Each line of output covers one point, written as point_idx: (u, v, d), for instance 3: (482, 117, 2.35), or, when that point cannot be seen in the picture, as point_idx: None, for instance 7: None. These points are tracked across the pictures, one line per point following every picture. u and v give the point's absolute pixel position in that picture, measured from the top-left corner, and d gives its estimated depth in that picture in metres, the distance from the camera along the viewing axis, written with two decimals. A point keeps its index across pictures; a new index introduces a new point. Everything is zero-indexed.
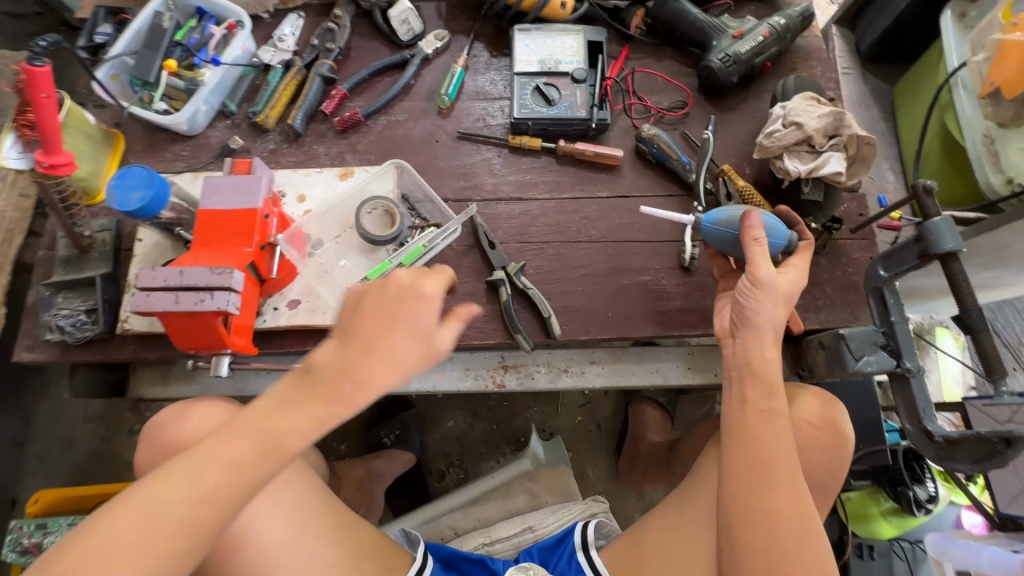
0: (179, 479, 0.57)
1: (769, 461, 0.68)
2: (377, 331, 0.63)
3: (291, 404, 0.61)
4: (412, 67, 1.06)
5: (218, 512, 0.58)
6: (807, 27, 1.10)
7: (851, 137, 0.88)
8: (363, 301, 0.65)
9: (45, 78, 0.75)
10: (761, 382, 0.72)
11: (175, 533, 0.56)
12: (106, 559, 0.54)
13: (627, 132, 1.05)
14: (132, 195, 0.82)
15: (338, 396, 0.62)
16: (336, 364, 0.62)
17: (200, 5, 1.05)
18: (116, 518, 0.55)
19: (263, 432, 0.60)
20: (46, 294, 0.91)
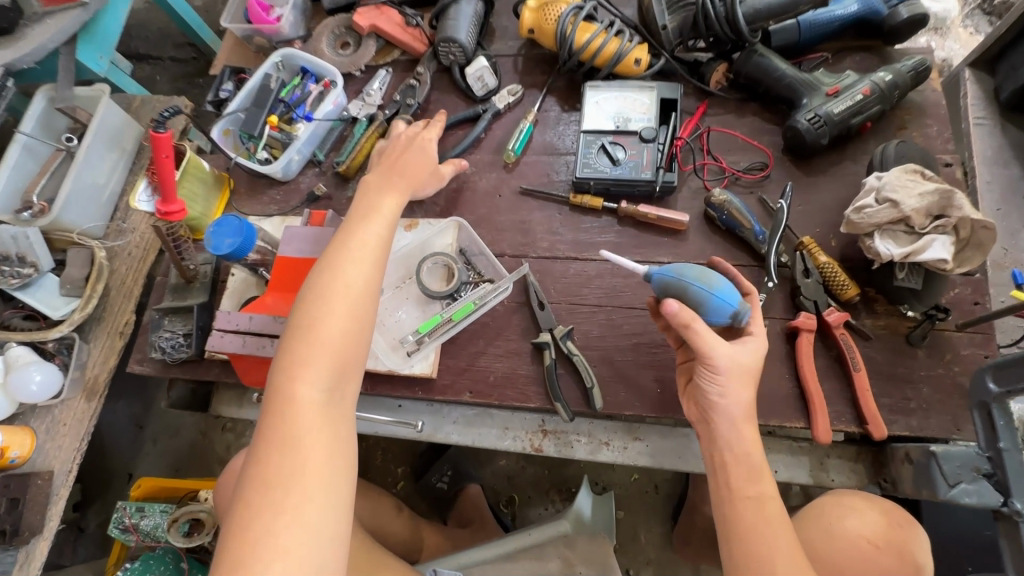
0: (342, 247, 0.73)
1: (773, 556, 0.66)
2: (407, 152, 0.88)
3: (381, 188, 0.81)
4: (485, 121, 1.09)
5: (378, 261, 0.73)
6: (923, 81, 0.97)
7: (960, 221, 0.76)
8: (385, 147, 0.90)
9: (166, 143, 0.88)
10: (744, 473, 0.72)
11: (357, 276, 0.71)
12: (321, 306, 0.68)
13: (696, 193, 0.99)
14: (224, 240, 0.93)
15: (404, 186, 0.84)
16: (391, 173, 0.85)
17: (304, 65, 1.17)
18: (313, 284, 0.70)
19: (376, 210, 0.78)
20: (157, 316, 1.06)
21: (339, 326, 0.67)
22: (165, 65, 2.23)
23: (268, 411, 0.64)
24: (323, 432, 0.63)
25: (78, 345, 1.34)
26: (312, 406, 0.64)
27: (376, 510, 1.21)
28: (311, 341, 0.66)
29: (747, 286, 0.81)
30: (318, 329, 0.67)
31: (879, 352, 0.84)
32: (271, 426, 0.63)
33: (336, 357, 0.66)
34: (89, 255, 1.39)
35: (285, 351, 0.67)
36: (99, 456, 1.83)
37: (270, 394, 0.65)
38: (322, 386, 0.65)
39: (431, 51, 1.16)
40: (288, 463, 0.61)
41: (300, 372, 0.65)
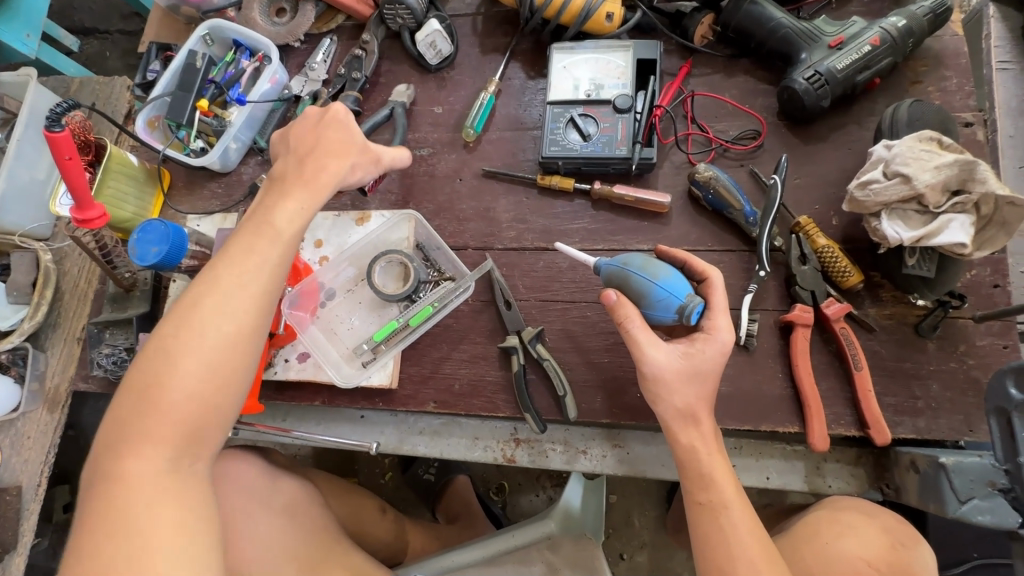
0: (209, 282, 0.64)
1: (726, 563, 0.64)
2: (321, 136, 0.75)
3: (275, 200, 0.70)
4: (383, 113, 0.96)
5: (250, 301, 0.64)
6: (941, 25, 0.83)
7: (982, 198, 0.65)
8: (296, 127, 0.76)
9: (65, 142, 0.76)
10: (693, 478, 0.68)
11: (222, 325, 0.62)
12: (172, 359, 0.60)
13: (680, 169, 0.87)
14: (150, 249, 0.83)
15: (309, 189, 0.71)
16: (302, 174, 0.72)
17: (235, 37, 1.03)
18: (166, 330, 0.62)
19: (262, 230, 0.68)
20: (95, 330, 0.97)
21: (188, 385, 0.60)
22: (114, 38, 2.01)
23: (105, 479, 0.58)
24: (168, 505, 0.58)
25: (32, 355, 1.18)
26: (154, 477, 0.58)
27: (356, 513, 1.12)
28: (155, 404, 0.59)
29: (701, 265, 0.72)
30: (164, 390, 0.59)
31: (883, 346, 0.75)
32: (106, 497, 0.57)
33: (182, 425, 0.60)
34: (33, 259, 1.21)
35: (127, 410, 0.60)
36: (83, 458, 1.71)
37: (106, 459, 0.59)
38: (166, 454, 0.59)
39: (377, 14, 1.02)
40: (119, 543, 0.55)
41: (143, 438, 0.59)
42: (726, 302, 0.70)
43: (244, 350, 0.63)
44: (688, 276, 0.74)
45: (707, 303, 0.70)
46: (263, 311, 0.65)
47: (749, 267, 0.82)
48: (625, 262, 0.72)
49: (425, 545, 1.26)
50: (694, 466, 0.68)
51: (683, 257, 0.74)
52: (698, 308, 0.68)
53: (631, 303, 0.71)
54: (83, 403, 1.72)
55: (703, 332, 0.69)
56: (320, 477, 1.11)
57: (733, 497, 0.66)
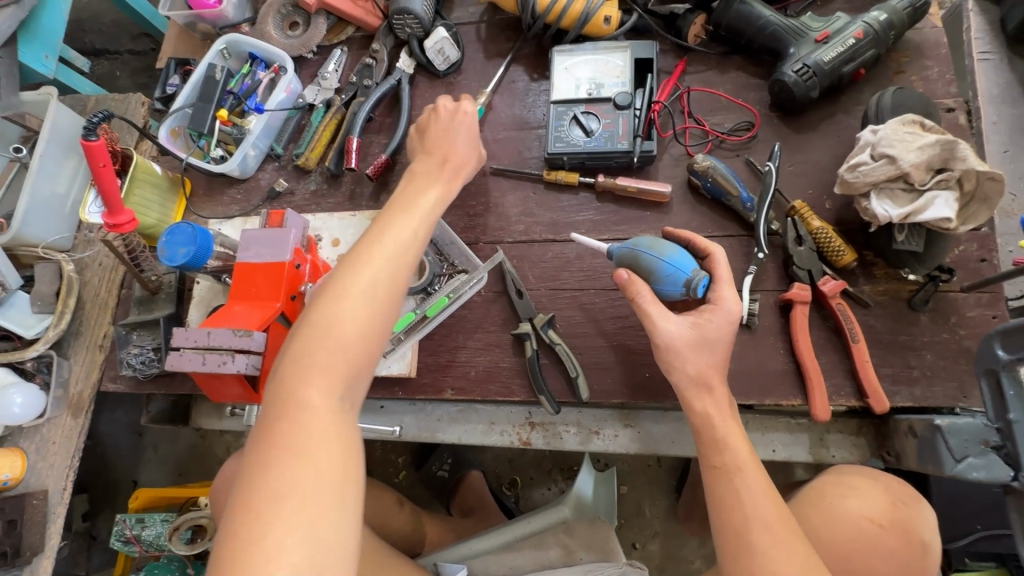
0: (374, 237, 0.68)
1: (742, 523, 0.66)
2: (451, 134, 0.82)
3: (420, 184, 0.76)
4: (387, 82, 1.04)
5: (410, 260, 0.68)
6: (921, 18, 0.88)
7: (965, 174, 0.70)
8: (427, 126, 0.85)
9: (100, 151, 0.81)
10: (708, 443, 0.72)
11: (386, 276, 0.66)
12: (344, 302, 0.63)
13: (679, 161, 0.92)
14: (180, 249, 0.88)
15: (447, 181, 0.78)
16: (443, 164, 0.79)
17: (251, 50, 1.09)
18: (335, 277, 0.65)
19: (413, 203, 0.73)
20: (123, 331, 1.02)
21: (357, 327, 0.63)
22: (124, 59, 2.08)
23: (276, 410, 0.60)
24: (334, 438, 0.59)
25: (57, 362, 1.22)
26: (324, 410, 0.60)
27: (376, 507, 1.15)
28: (328, 340, 0.62)
29: (704, 243, 0.77)
30: (335, 329, 0.62)
31: (878, 320, 0.79)
32: (278, 426, 0.58)
33: (349, 363, 0.62)
34: (56, 269, 1.25)
35: (299, 345, 0.62)
36: (102, 466, 1.74)
37: (278, 390, 0.61)
38: (334, 391, 0.61)
39: (386, 25, 1.07)
40: (292, 467, 0.56)
41: (315, 373, 0.61)
42: (730, 274, 0.75)
43: (400, 303, 0.67)
44: (693, 253, 0.78)
45: (712, 276, 0.75)
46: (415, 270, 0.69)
47: (748, 251, 0.86)
48: (635, 245, 0.77)
49: (441, 538, 1.29)
50: (711, 431, 0.72)
51: (689, 237, 0.78)
52: (703, 282, 0.74)
53: (642, 280, 0.76)
54: (101, 413, 1.75)
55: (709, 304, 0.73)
56: None
57: (748, 463, 0.70)
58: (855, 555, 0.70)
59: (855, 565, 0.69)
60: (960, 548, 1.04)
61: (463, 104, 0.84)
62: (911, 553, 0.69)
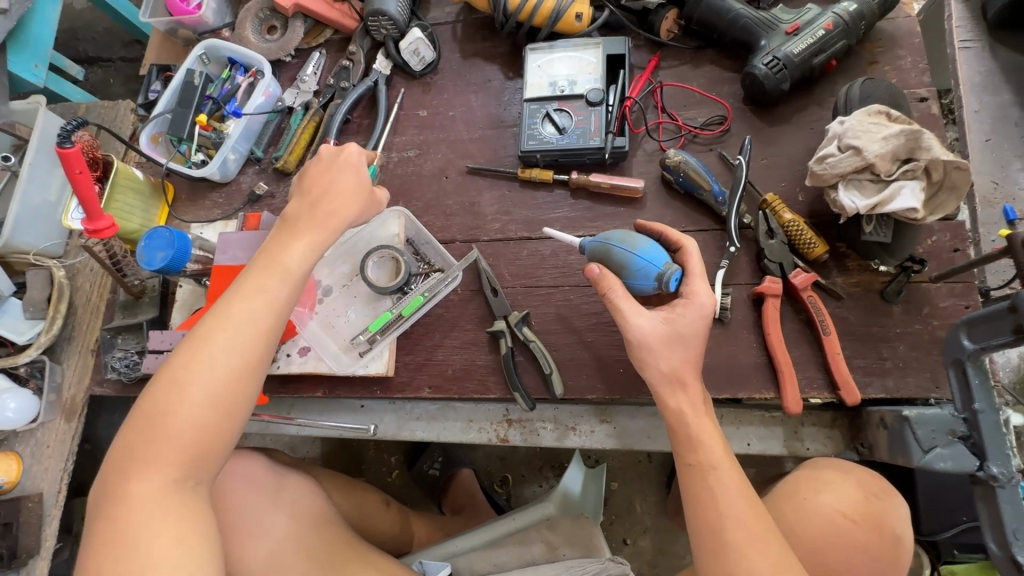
0: (218, 314, 0.66)
1: (717, 520, 0.66)
2: (336, 180, 0.76)
3: (284, 240, 0.73)
4: (363, 83, 1.04)
5: (256, 335, 0.66)
6: (892, 7, 0.88)
7: (930, 164, 0.69)
8: (308, 170, 0.78)
9: (75, 158, 0.82)
10: (682, 440, 0.72)
11: (228, 354, 0.64)
12: (177, 389, 0.62)
13: (652, 157, 0.92)
14: (157, 254, 0.89)
15: (320, 230, 0.73)
16: (313, 214, 0.74)
17: (230, 55, 1.09)
18: (171, 362, 0.64)
19: (272, 265, 0.70)
20: (108, 335, 1.03)
21: (195, 411, 0.62)
22: (117, 66, 2.10)
23: (107, 504, 0.60)
24: (167, 526, 0.59)
25: (49, 367, 1.23)
26: (155, 503, 0.60)
27: (361, 506, 1.16)
28: (162, 426, 0.61)
29: (676, 236, 0.77)
30: (170, 414, 0.61)
31: (851, 312, 0.79)
32: (109, 520, 0.59)
33: (188, 448, 0.62)
34: (47, 275, 1.26)
35: (136, 432, 0.62)
36: (100, 469, 1.75)
37: (113, 481, 0.61)
38: (166, 481, 0.61)
39: (362, 27, 1.08)
40: (120, 566, 0.56)
41: (145, 465, 0.61)
42: (702, 267, 0.74)
43: (248, 377, 0.65)
44: (665, 247, 0.78)
45: (685, 270, 0.75)
46: (268, 340, 0.68)
47: (722, 245, 0.86)
48: (608, 238, 0.77)
49: (430, 535, 1.30)
50: (684, 428, 0.71)
51: (664, 230, 0.78)
52: (676, 276, 0.72)
53: (614, 274, 0.75)
54: (98, 416, 1.77)
55: (681, 298, 0.73)
56: (323, 474, 1.15)
57: (722, 459, 0.69)
58: (829, 549, 0.69)
59: (829, 560, 0.69)
60: (947, 540, 1.03)
61: (346, 147, 0.79)
62: (884, 545, 0.69)
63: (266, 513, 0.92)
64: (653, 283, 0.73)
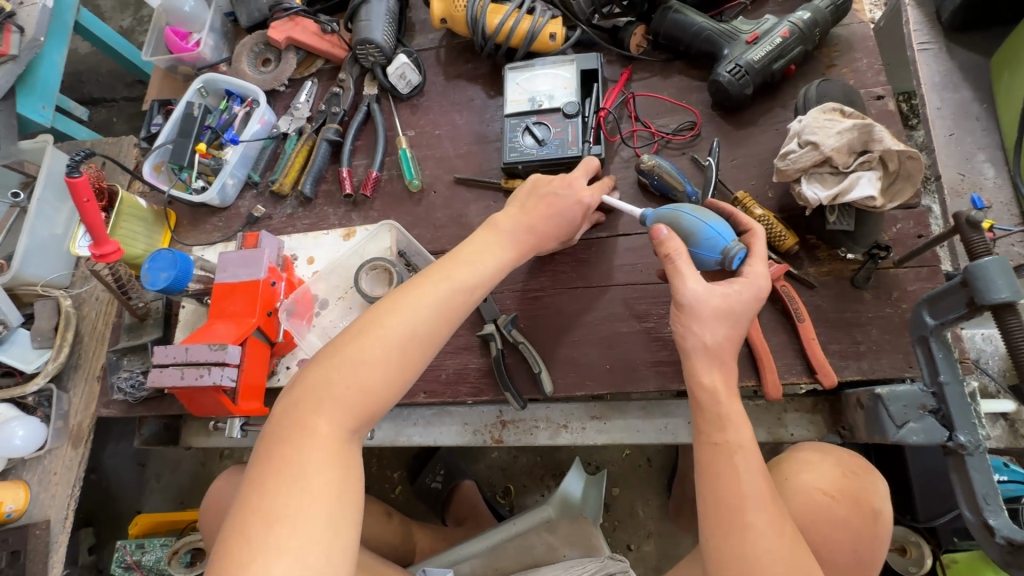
0: (418, 293, 0.71)
1: (741, 501, 0.64)
2: (549, 203, 0.81)
3: (485, 241, 0.78)
4: (359, 115, 1.10)
5: (445, 318, 0.71)
6: (845, 14, 0.94)
7: (884, 154, 0.74)
8: (533, 186, 0.82)
9: (83, 186, 0.87)
10: (705, 420, 0.69)
11: (420, 329, 0.69)
12: (372, 347, 0.67)
13: (629, 163, 0.97)
14: (160, 275, 0.93)
15: (515, 240, 0.79)
16: (526, 222, 0.80)
17: (228, 87, 1.16)
18: (369, 318, 0.69)
19: (466, 257, 0.76)
20: (114, 357, 1.07)
21: (382, 373, 0.67)
22: (120, 105, 2.18)
23: (287, 430, 0.64)
24: (335, 470, 0.62)
25: (57, 394, 1.26)
26: (330, 443, 0.64)
27: (365, 517, 1.17)
28: (351, 375, 0.66)
29: (746, 219, 0.77)
30: (361, 369, 0.66)
31: (824, 300, 0.82)
32: (283, 447, 0.63)
33: (367, 405, 0.66)
34: (54, 305, 1.29)
35: (323, 375, 0.66)
36: (106, 498, 1.75)
37: (294, 412, 0.65)
38: (345, 426, 0.65)
39: (351, 55, 1.14)
40: (290, 489, 0.59)
41: (329, 407, 0.65)
42: (765, 253, 0.75)
43: (428, 355, 0.70)
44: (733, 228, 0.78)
45: (749, 252, 0.75)
46: (450, 329, 0.72)
47: None
48: (682, 207, 0.77)
49: (433, 545, 1.31)
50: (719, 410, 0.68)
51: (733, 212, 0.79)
52: (739, 255, 0.73)
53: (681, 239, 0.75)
54: (105, 445, 1.78)
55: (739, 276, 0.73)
56: None
57: (750, 442, 0.67)
58: (811, 527, 0.71)
59: (810, 535, 0.71)
60: (943, 526, 1.04)
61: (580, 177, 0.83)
62: (864, 520, 0.72)
63: None
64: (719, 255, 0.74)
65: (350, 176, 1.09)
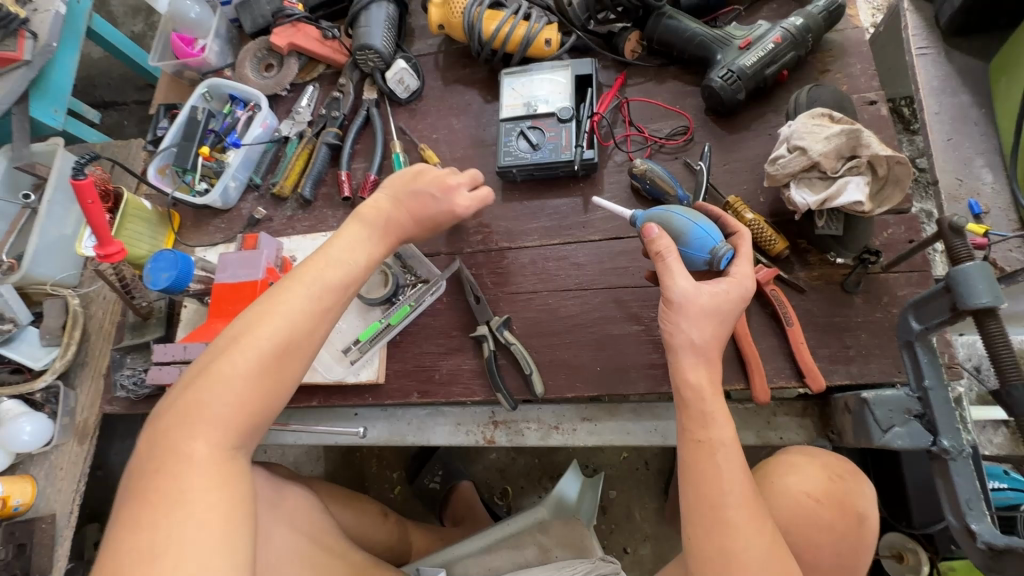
0: (280, 295, 0.72)
1: (718, 497, 0.64)
2: (426, 203, 0.83)
3: (346, 236, 0.79)
4: (358, 119, 1.12)
5: (312, 316, 0.72)
6: (839, 20, 0.94)
7: (872, 159, 0.74)
8: (402, 179, 0.85)
9: (88, 189, 0.90)
10: (688, 416, 0.69)
11: (286, 331, 0.70)
12: (237, 356, 0.67)
13: (622, 167, 0.98)
14: (162, 274, 0.95)
15: (380, 234, 0.81)
16: (387, 216, 0.82)
17: (231, 92, 1.19)
18: (236, 332, 0.69)
19: (330, 254, 0.77)
20: (118, 355, 1.09)
21: (250, 380, 0.67)
22: (131, 109, 2.23)
23: (157, 461, 0.62)
24: (218, 486, 0.62)
25: (64, 391, 1.28)
26: (208, 460, 0.63)
27: (360, 519, 1.17)
28: (219, 391, 0.65)
29: (734, 222, 0.79)
30: (226, 381, 0.66)
31: (814, 304, 0.83)
32: (158, 476, 0.61)
33: (241, 415, 0.66)
34: (62, 304, 1.32)
35: (191, 395, 0.65)
36: (112, 495, 1.78)
37: (164, 441, 0.64)
38: (221, 441, 0.64)
39: (351, 60, 1.16)
40: (167, 518, 0.58)
41: (202, 424, 0.64)
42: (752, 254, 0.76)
43: (300, 355, 0.71)
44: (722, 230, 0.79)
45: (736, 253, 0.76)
46: (319, 325, 0.73)
47: None
48: (673, 207, 0.78)
49: (429, 545, 1.32)
50: (704, 409, 0.68)
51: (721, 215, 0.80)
52: (727, 256, 0.74)
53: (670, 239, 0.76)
54: (110, 443, 1.81)
55: (726, 277, 0.73)
56: (323, 488, 1.17)
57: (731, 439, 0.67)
58: (797, 531, 0.72)
59: (796, 538, 0.72)
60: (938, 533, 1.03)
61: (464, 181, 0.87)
62: (849, 524, 0.72)
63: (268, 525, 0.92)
64: (705, 254, 0.75)
65: (349, 179, 1.11)
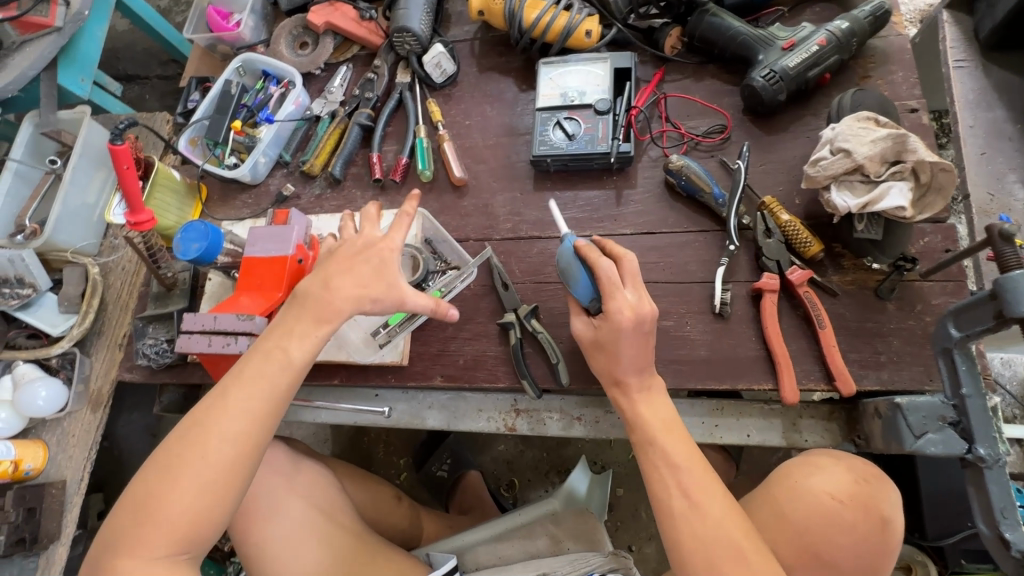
0: (218, 401, 0.69)
1: (661, 487, 0.71)
2: (357, 264, 0.75)
3: (291, 326, 0.74)
4: (392, 102, 1.12)
5: (251, 426, 0.69)
6: (884, 26, 0.94)
7: (917, 165, 0.74)
8: (340, 247, 0.78)
9: (124, 154, 0.90)
10: (624, 424, 0.79)
11: (223, 445, 0.67)
12: (173, 474, 0.66)
13: (657, 162, 0.98)
14: (192, 245, 0.95)
15: (323, 318, 0.73)
16: (317, 302, 0.74)
17: (265, 68, 1.19)
18: (171, 446, 0.68)
19: (276, 354, 0.72)
20: (140, 324, 1.09)
21: (186, 500, 0.65)
22: (153, 83, 2.22)
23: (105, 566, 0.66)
24: None
25: (80, 358, 1.28)
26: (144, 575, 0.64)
27: (374, 500, 1.19)
28: (154, 513, 0.65)
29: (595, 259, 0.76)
30: (162, 502, 0.65)
31: (847, 308, 0.82)
32: None
33: (179, 531, 0.65)
34: (82, 271, 1.31)
35: (133, 509, 0.66)
36: (117, 467, 1.78)
37: (111, 549, 0.66)
38: (160, 555, 0.65)
39: (387, 42, 1.16)
40: None
41: (139, 540, 0.65)
42: (609, 291, 0.75)
43: (242, 468, 0.68)
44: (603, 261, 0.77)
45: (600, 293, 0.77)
46: (260, 433, 0.69)
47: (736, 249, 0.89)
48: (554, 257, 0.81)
49: (439, 532, 1.32)
50: (636, 414, 0.76)
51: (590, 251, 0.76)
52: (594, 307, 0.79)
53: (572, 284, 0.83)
54: (118, 415, 1.80)
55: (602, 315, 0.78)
56: (341, 468, 1.18)
57: (665, 435, 0.74)
58: (815, 531, 0.72)
59: (813, 538, 0.72)
60: (951, 546, 1.04)
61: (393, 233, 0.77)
62: (871, 527, 0.72)
63: (285, 498, 0.94)
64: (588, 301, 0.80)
65: (380, 161, 1.11)
